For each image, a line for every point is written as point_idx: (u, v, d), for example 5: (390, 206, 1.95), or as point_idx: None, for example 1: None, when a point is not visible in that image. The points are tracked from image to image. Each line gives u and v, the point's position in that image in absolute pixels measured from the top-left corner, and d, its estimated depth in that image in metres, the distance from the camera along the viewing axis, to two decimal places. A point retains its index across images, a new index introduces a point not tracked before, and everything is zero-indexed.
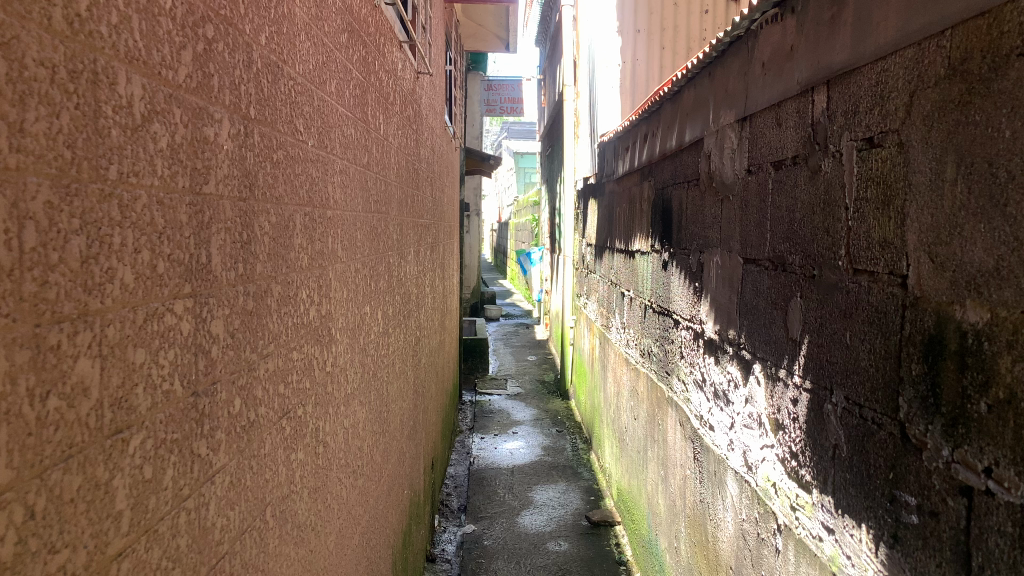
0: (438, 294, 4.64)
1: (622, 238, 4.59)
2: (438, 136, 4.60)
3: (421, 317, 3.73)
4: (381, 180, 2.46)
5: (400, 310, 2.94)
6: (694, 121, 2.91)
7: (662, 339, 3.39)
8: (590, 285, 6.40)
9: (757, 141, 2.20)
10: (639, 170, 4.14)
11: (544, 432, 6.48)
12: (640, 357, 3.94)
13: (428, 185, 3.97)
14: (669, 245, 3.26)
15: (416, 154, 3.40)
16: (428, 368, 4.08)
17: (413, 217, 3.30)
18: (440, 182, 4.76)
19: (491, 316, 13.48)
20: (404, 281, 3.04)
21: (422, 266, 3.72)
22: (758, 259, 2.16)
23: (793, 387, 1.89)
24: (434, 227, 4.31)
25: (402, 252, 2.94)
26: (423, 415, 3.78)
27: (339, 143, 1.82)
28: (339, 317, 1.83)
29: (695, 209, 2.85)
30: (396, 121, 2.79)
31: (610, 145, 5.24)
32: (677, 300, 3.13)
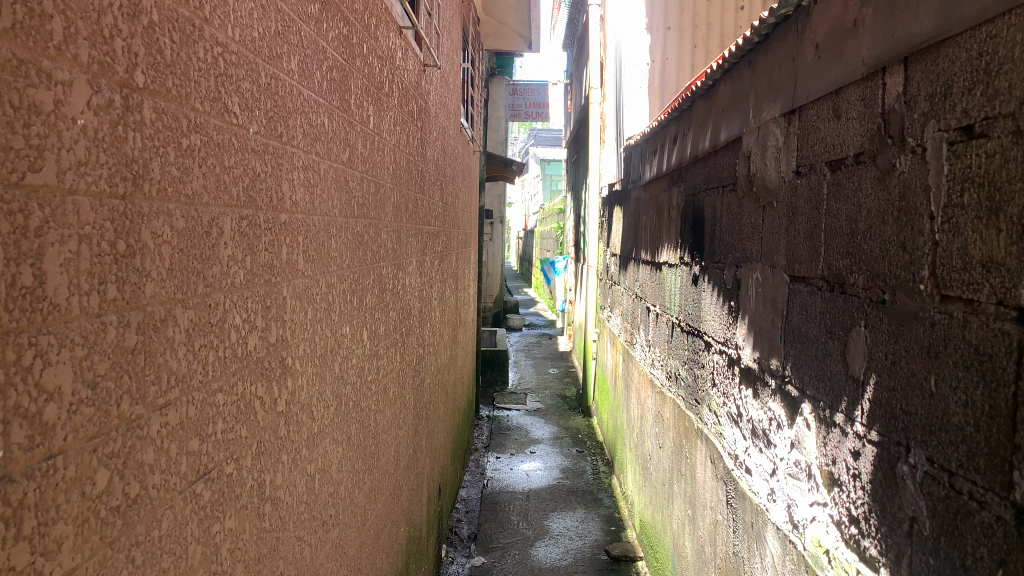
0: (449, 307, 4.33)
1: (649, 249, 4.25)
2: (451, 137, 4.29)
3: (427, 333, 3.43)
4: (370, 181, 2.16)
5: (397, 328, 2.64)
6: (731, 118, 2.56)
7: (691, 362, 3.05)
8: (614, 298, 6.06)
9: (809, 137, 1.85)
10: (668, 175, 3.80)
11: (564, 452, 6.14)
12: (666, 380, 3.60)
13: (437, 191, 3.67)
14: (700, 257, 2.91)
15: (420, 155, 3.09)
16: (436, 388, 3.77)
17: (415, 225, 3.00)
18: (454, 187, 4.45)
19: (513, 327, 13.14)
20: (402, 296, 2.73)
21: (428, 278, 3.42)
22: (809, 278, 1.82)
23: (853, 437, 1.56)
24: (444, 236, 4.00)
25: (400, 263, 2.64)
26: (426, 440, 3.46)
27: (303, 133, 1.52)
28: (302, 343, 1.53)
29: (732, 218, 2.50)
30: (393, 117, 2.49)
31: (637, 149, 4.90)
32: (708, 320, 2.79)
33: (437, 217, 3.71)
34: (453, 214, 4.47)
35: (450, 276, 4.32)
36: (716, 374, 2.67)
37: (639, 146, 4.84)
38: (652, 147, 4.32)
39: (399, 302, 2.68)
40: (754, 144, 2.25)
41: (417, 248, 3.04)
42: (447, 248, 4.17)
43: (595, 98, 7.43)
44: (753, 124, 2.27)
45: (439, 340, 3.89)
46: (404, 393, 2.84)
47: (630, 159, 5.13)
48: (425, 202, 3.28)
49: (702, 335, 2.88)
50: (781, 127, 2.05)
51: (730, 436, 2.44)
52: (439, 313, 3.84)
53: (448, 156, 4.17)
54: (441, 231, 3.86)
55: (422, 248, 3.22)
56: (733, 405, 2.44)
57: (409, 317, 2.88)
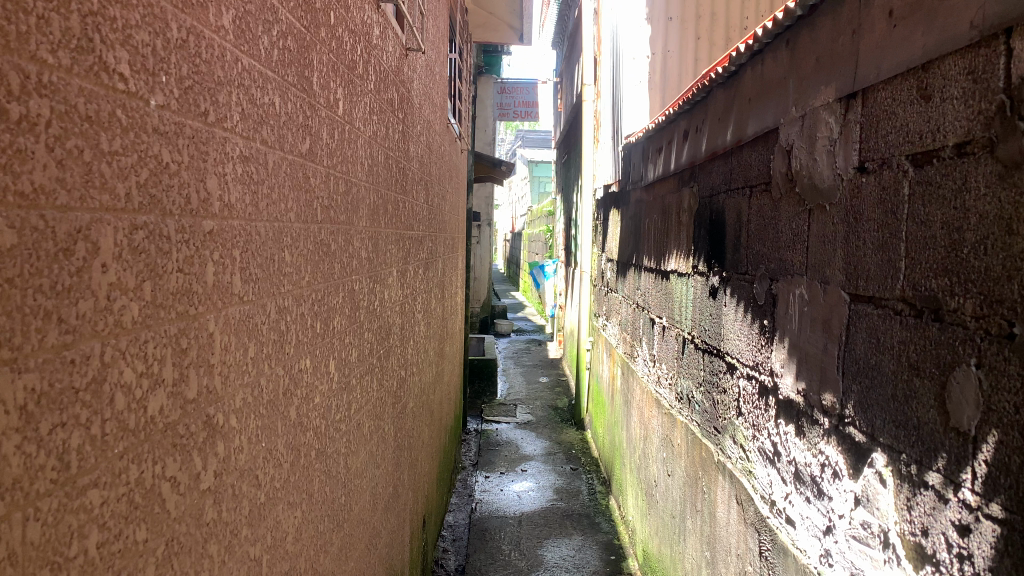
0: (435, 320, 3.99)
1: (653, 255, 3.91)
2: (437, 133, 3.94)
3: (411, 351, 3.08)
4: (339, 179, 1.80)
5: (374, 352, 2.29)
6: (763, 107, 2.21)
7: (709, 385, 2.70)
8: (611, 305, 5.71)
9: (879, 124, 1.50)
10: (677, 175, 3.45)
11: (557, 470, 5.79)
12: (675, 401, 3.25)
13: (421, 193, 3.33)
14: (721, 267, 2.57)
15: (402, 152, 2.75)
16: (421, 411, 3.43)
17: (396, 233, 2.65)
18: (440, 188, 4.11)
19: (502, 332, 12.79)
20: (381, 313, 2.38)
21: (411, 292, 3.07)
22: (880, 298, 1.48)
23: (954, 508, 1.21)
24: (430, 242, 3.65)
25: (377, 277, 2.29)
26: (409, 470, 3.10)
27: (241, 115, 1.16)
28: (239, 391, 1.17)
29: (764, 223, 2.15)
30: (369, 105, 2.13)
31: (638, 147, 4.56)
32: (731, 339, 2.45)
33: (422, 222, 3.37)
34: (439, 218, 4.12)
35: (436, 286, 3.97)
36: (742, 402, 2.33)
37: (640, 143, 4.49)
38: (657, 145, 3.98)
39: (377, 321, 2.32)
40: (797, 136, 1.90)
41: (398, 258, 2.69)
42: (433, 256, 3.82)
43: (589, 95, 7.08)
44: (794, 112, 1.93)
45: (425, 358, 3.54)
46: (384, 424, 2.49)
47: (630, 157, 4.79)
48: (408, 206, 2.93)
49: (723, 356, 2.54)
50: (835, 114, 1.70)
51: (763, 478, 2.10)
52: (424, 329, 3.49)
53: (434, 155, 3.82)
54: (426, 238, 3.52)
55: (405, 258, 2.87)
56: (766, 441, 2.10)
57: (389, 336, 2.53)
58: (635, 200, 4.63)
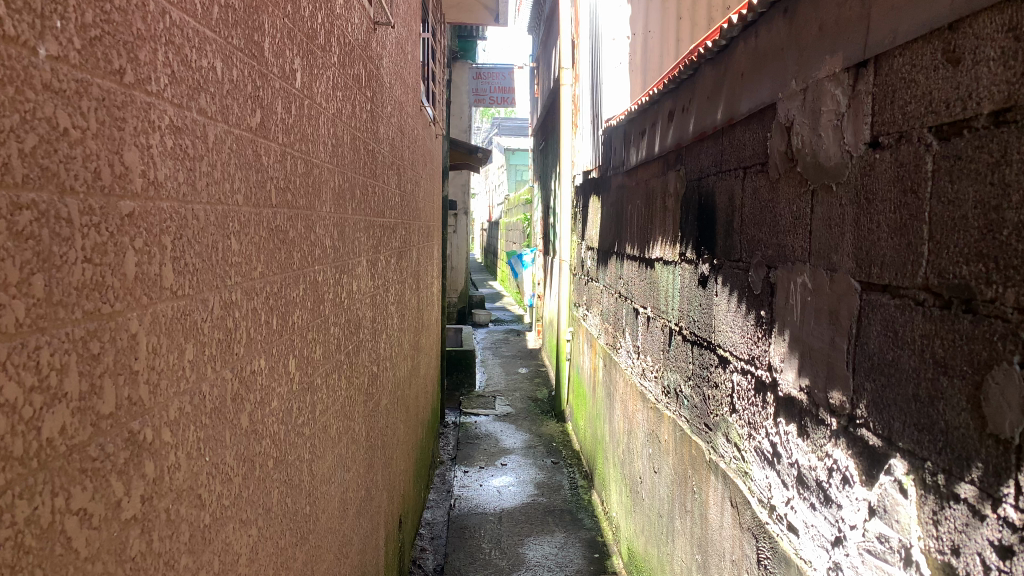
0: (410, 311, 3.84)
1: (636, 242, 3.77)
2: (410, 115, 3.76)
3: (384, 346, 2.92)
4: (297, 160, 1.63)
5: (342, 349, 2.13)
6: (759, 82, 2.06)
7: (700, 379, 2.57)
8: (591, 294, 5.57)
9: (895, 94, 1.36)
10: (662, 158, 3.31)
11: (537, 464, 5.66)
12: (662, 395, 3.12)
13: (394, 179, 3.16)
14: (713, 255, 2.43)
15: (372, 135, 2.58)
16: (395, 408, 3.28)
17: (366, 222, 2.48)
18: (414, 173, 3.96)
19: (480, 323, 12.62)
20: (349, 306, 2.22)
21: (385, 283, 2.92)
22: (898, 287, 1.34)
23: (991, 525, 1.07)
24: (403, 231, 3.50)
25: (344, 268, 2.12)
26: (383, 470, 2.95)
27: (172, 80, 0.99)
28: (176, 401, 1.01)
29: (762, 207, 2.01)
30: (333, 81, 1.96)
31: (619, 130, 4.41)
32: (725, 332, 2.31)
33: (394, 210, 3.20)
34: (414, 207, 3.97)
35: (411, 277, 3.82)
36: (738, 398, 2.20)
37: (621, 126, 4.35)
38: (640, 127, 3.83)
39: (345, 315, 2.16)
40: (799, 111, 1.76)
41: (369, 248, 2.52)
42: (407, 246, 3.67)
43: (567, 80, 6.92)
44: (796, 85, 1.78)
45: (399, 352, 3.38)
46: (354, 423, 2.33)
47: (612, 140, 4.64)
48: (380, 193, 2.77)
49: (716, 349, 2.41)
50: (842, 85, 1.56)
51: (761, 480, 1.98)
52: (398, 322, 3.34)
53: (407, 139, 3.66)
54: (399, 226, 3.36)
55: (377, 247, 2.70)
56: (764, 441, 1.97)
57: (359, 331, 2.37)
58: (616, 185, 4.50)
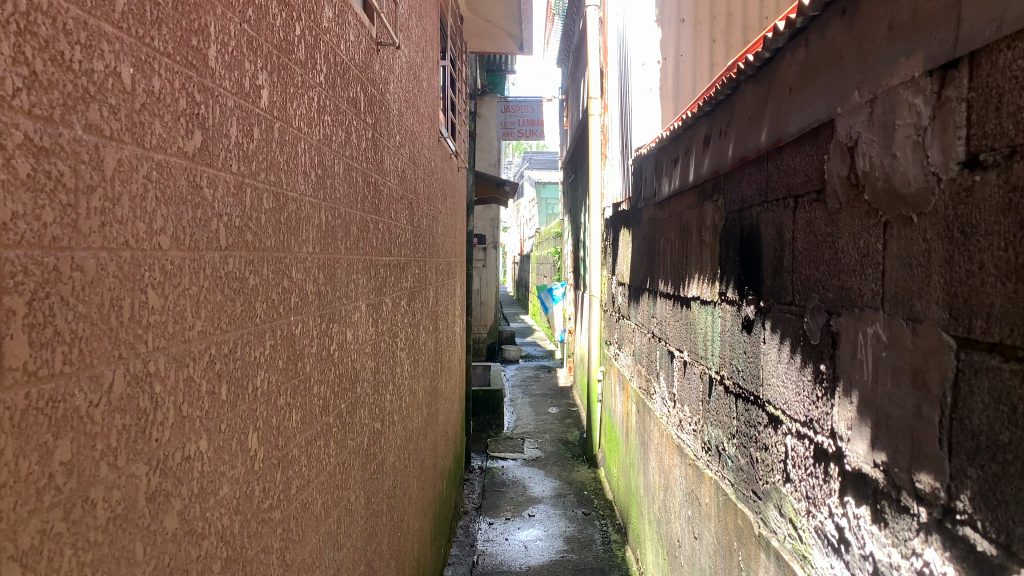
0: (426, 355, 3.57)
1: (671, 280, 3.48)
2: (426, 146, 3.52)
3: (392, 398, 2.66)
4: (263, 193, 1.38)
5: (332, 410, 1.86)
6: (812, 97, 1.77)
7: (749, 440, 2.27)
8: (623, 333, 5.26)
9: (1002, 99, 1.06)
10: (697, 188, 3.01)
11: (567, 516, 5.33)
12: (703, 452, 2.81)
13: (404, 215, 2.91)
14: (762, 298, 2.14)
15: (374, 166, 2.34)
16: (407, 464, 3.00)
17: (366, 263, 2.22)
18: (431, 208, 3.71)
19: (510, 359, 12.32)
20: (342, 358, 1.95)
21: (392, 328, 2.65)
22: (1013, 348, 1.03)
23: None
24: (417, 271, 3.25)
25: (334, 315, 1.86)
26: (391, 536, 2.67)
27: (31, 84, 0.73)
28: (36, 524, 0.74)
29: (821, 242, 1.72)
30: (318, 103, 1.71)
31: (651, 160, 4.14)
32: (778, 387, 2.01)
33: (406, 247, 2.95)
34: (431, 244, 3.71)
35: (427, 319, 3.56)
36: (794, 466, 1.89)
37: (653, 155, 4.07)
38: (672, 155, 3.55)
39: (336, 370, 1.90)
40: (865, 127, 1.46)
41: (370, 291, 2.26)
42: (422, 286, 3.41)
43: (596, 109, 6.66)
44: (860, 96, 1.49)
45: (411, 403, 3.11)
46: (350, 492, 2.06)
47: (643, 170, 4.36)
48: (385, 229, 2.52)
49: (766, 406, 2.10)
50: (924, 93, 1.27)
51: (825, 570, 1.66)
52: (410, 369, 3.07)
53: (422, 171, 3.42)
54: (412, 265, 3.11)
55: (381, 290, 2.44)
56: (828, 523, 1.66)
57: (356, 386, 2.11)
58: (648, 219, 4.20)
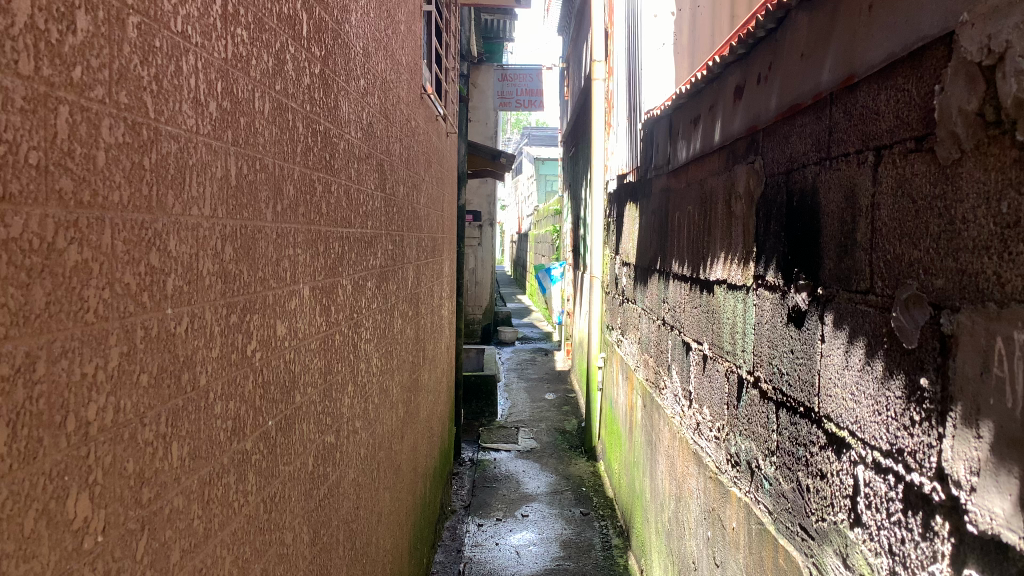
0: (403, 343, 3.11)
1: (688, 258, 2.99)
2: (403, 102, 3.03)
3: (353, 400, 2.20)
4: (104, 119, 0.90)
5: (248, 429, 1.39)
6: (911, 6, 1.28)
7: (794, 461, 1.80)
8: (628, 318, 4.79)
9: None
10: (724, 150, 2.52)
11: (563, 516, 4.89)
12: (729, 466, 2.35)
13: (372, 179, 2.43)
14: (822, 283, 1.66)
15: (325, 112, 1.85)
16: (374, 475, 2.54)
17: (311, 234, 1.74)
18: (410, 175, 3.23)
19: (506, 341, 11.86)
20: (265, 361, 1.47)
21: (354, 317, 2.18)
22: None
23: None
24: (391, 246, 2.78)
25: (250, 303, 1.38)
26: (350, 567, 2.21)
27: None
28: None
29: (925, 209, 1.24)
30: (223, 7, 1.23)
31: (664, 122, 3.64)
32: (844, 400, 1.53)
33: (375, 218, 2.48)
34: (411, 216, 3.24)
35: (404, 303, 3.09)
36: (868, 507, 1.42)
37: (666, 117, 3.57)
38: (691, 114, 3.05)
39: (255, 376, 1.42)
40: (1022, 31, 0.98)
41: (316, 270, 1.79)
42: (398, 265, 2.94)
43: (599, 73, 6.14)
44: None
45: (382, 402, 2.64)
46: (283, 531, 1.60)
47: (655, 135, 3.87)
48: (343, 194, 2.04)
49: (823, 421, 1.63)
50: None
51: None
52: (380, 363, 2.61)
53: (398, 131, 2.94)
54: (384, 238, 2.64)
55: (336, 269, 1.97)
56: None
57: (292, 392, 1.64)
58: (660, 190, 3.72)
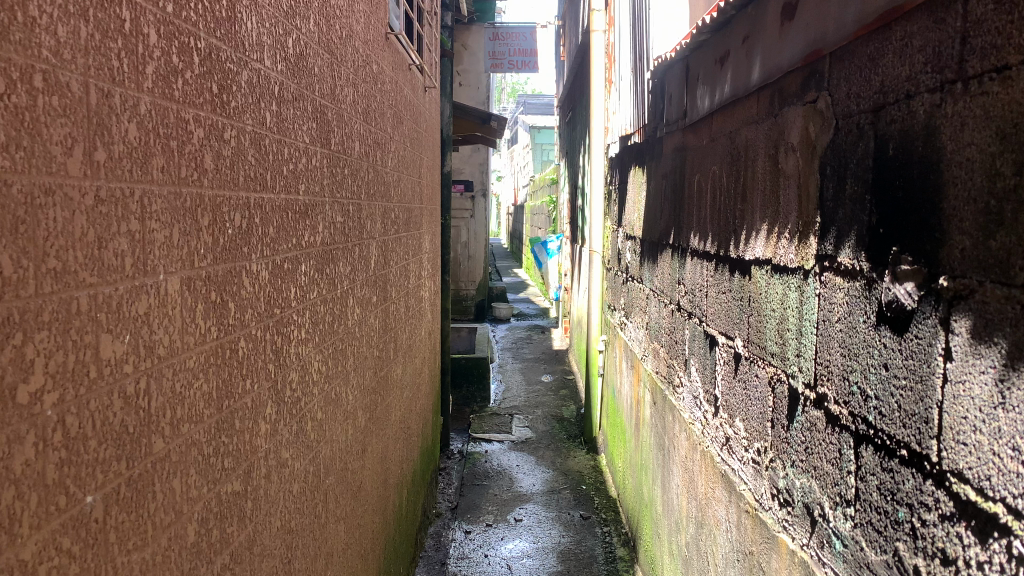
0: (365, 335, 2.56)
1: (713, 231, 2.43)
2: (359, 39, 2.45)
3: (276, 425, 1.65)
4: None
5: (25, 529, 0.82)
6: None
7: (892, 526, 1.26)
8: (634, 298, 4.23)
9: None
10: (767, 89, 1.94)
11: (562, 520, 4.37)
12: (778, 505, 1.80)
13: (305, 129, 1.87)
14: (949, 271, 1.10)
15: (212, 22, 1.29)
16: (318, 511, 1.98)
17: (180, 199, 1.18)
18: (371, 131, 2.68)
19: (501, 318, 11.31)
20: (75, 404, 0.91)
21: (275, 311, 1.63)
22: None
23: None
24: (340, 217, 2.22)
25: (29, 315, 0.82)
26: None
27: None
28: None
29: None
30: None
31: (679, 67, 3.05)
32: (994, 458, 0.98)
33: (311, 181, 1.92)
34: (372, 181, 2.68)
35: (364, 287, 2.55)
36: None
37: (682, 60, 2.98)
38: (717, 52, 2.47)
39: (45, 434, 0.85)
40: None
41: (194, 251, 1.24)
42: (353, 241, 2.39)
43: (599, 24, 5.52)
44: None
45: (329, 414, 2.10)
46: None
47: (668, 84, 3.29)
48: (248, 144, 1.48)
49: (949, 480, 1.08)
50: None
51: None
52: (325, 365, 2.06)
53: (352, 73, 2.38)
54: (328, 207, 2.08)
55: (236, 248, 1.41)
56: None
57: (145, 439, 1.08)
58: (674, 150, 3.14)
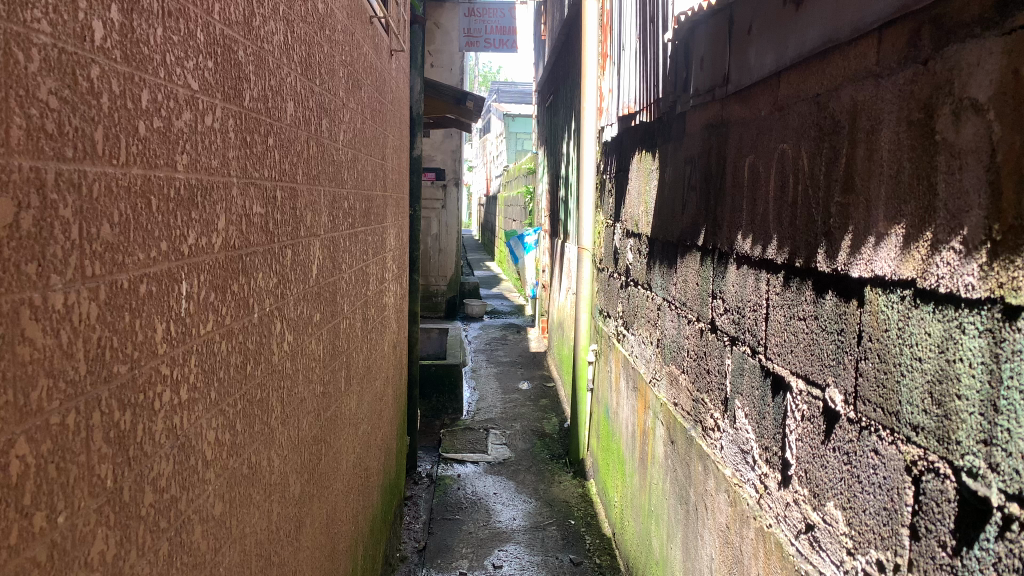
0: (300, 368, 1.89)
1: (784, 234, 1.78)
2: None
3: (119, 564, 0.97)
4: None
5: None
6: None
7: None
8: (637, 306, 3.59)
9: None
10: (907, 21, 1.29)
11: (550, 565, 3.73)
12: None
13: (192, 66, 1.18)
14: None
15: None
16: None
17: None
18: (314, 91, 1.99)
19: (473, 316, 10.65)
20: None
21: (118, 369, 0.95)
22: None
23: None
24: (260, 207, 1.54)
25: None
26: None
27: None
28: None
29: None
30: None
31: (719, 22, 2.39)
32: None
33: (203, 150, 1.23)
34: (314, 159, 2.00)
35: (299, 303, 1.87)
36: None
37: (723, 10, 2.32)
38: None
39: None
40: None
41: None
42: (282, 242, 1.71)
43: None
44: None
45: (237, 500, 1.42)
46: None
47: (699, 46, 2.64)
48: (42, 67, 0.79)
49: None
50: None
51: None
52: (229, 429, 1.38)
53: (281, 3, 1.69)
54: (236, 192, 1.40)
55: (3, 272, 0.73)
56: None
57: None
58: (708, 129, 2.49)
